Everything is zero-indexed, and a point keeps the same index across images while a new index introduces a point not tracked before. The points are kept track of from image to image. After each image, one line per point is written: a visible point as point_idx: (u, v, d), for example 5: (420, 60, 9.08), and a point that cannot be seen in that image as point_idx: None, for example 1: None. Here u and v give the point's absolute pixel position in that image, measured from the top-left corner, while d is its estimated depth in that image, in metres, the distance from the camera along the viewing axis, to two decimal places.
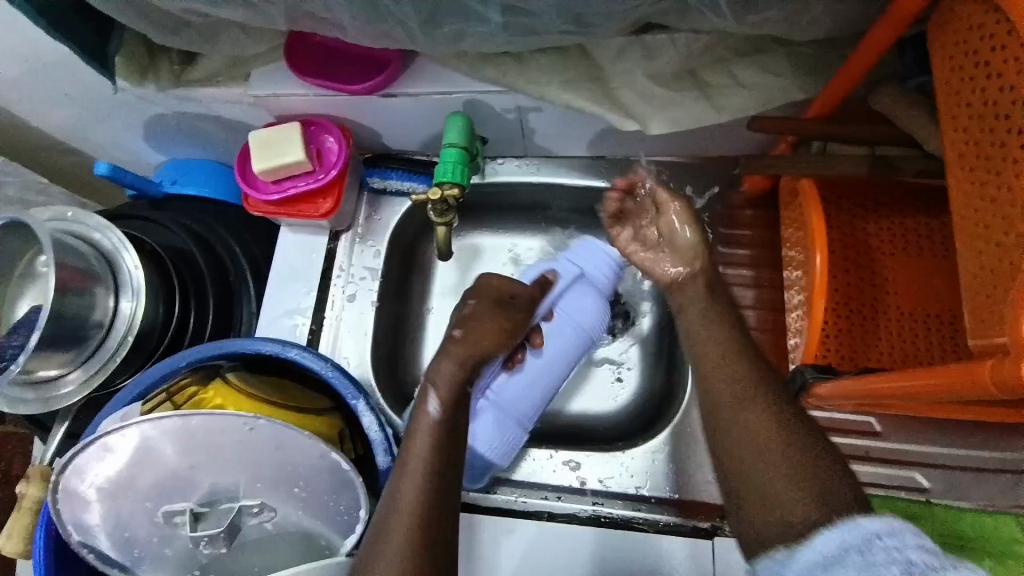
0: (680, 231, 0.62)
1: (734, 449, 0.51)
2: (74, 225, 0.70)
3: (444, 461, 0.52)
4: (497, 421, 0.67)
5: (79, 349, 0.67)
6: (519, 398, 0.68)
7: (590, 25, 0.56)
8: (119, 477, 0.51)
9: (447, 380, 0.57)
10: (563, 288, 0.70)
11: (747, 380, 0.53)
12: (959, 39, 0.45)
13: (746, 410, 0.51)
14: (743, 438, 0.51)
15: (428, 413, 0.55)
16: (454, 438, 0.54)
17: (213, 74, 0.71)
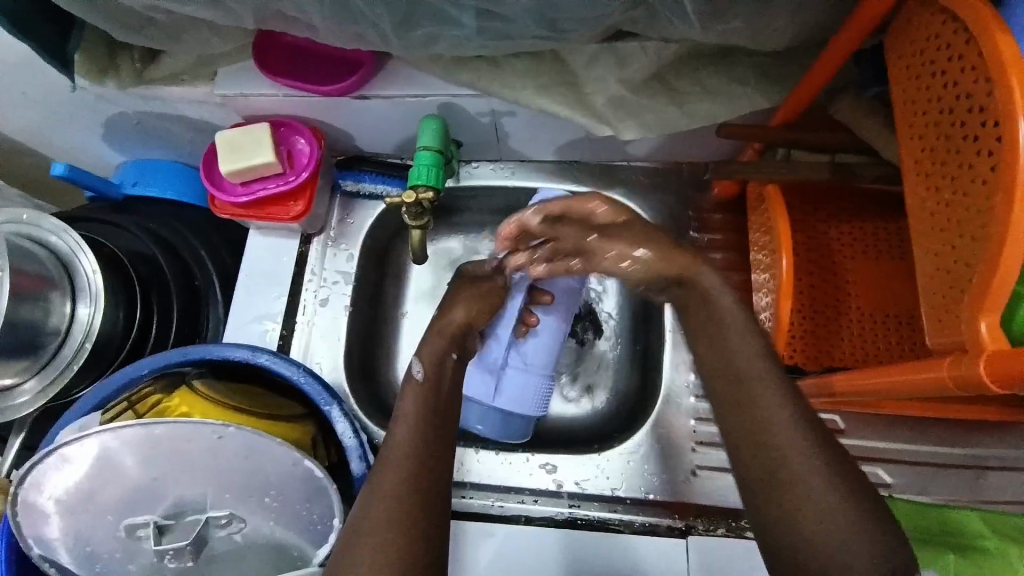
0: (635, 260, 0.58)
1: (762, 460, 0.48)
2: (29, 228, 0.67)
3: (427, 455, 0.51)
4: (524, 377, 0.66)
5: (34, 358, 0.64)
6: (539, 353, 0.67)
7: (564, 30, 0.56)
8: (80, 489, 0.49)
9: (434, 352, 0.59)
10: None
11: (761, 374, 0.51)
12: (918, 50, 0.47)
13: (763, 408, 0.49)
14: (753, 437, 0.49)
15: (413, 412, 0.54)
16: (437, 433, 0.53)
17: (177, 72, 0.69)
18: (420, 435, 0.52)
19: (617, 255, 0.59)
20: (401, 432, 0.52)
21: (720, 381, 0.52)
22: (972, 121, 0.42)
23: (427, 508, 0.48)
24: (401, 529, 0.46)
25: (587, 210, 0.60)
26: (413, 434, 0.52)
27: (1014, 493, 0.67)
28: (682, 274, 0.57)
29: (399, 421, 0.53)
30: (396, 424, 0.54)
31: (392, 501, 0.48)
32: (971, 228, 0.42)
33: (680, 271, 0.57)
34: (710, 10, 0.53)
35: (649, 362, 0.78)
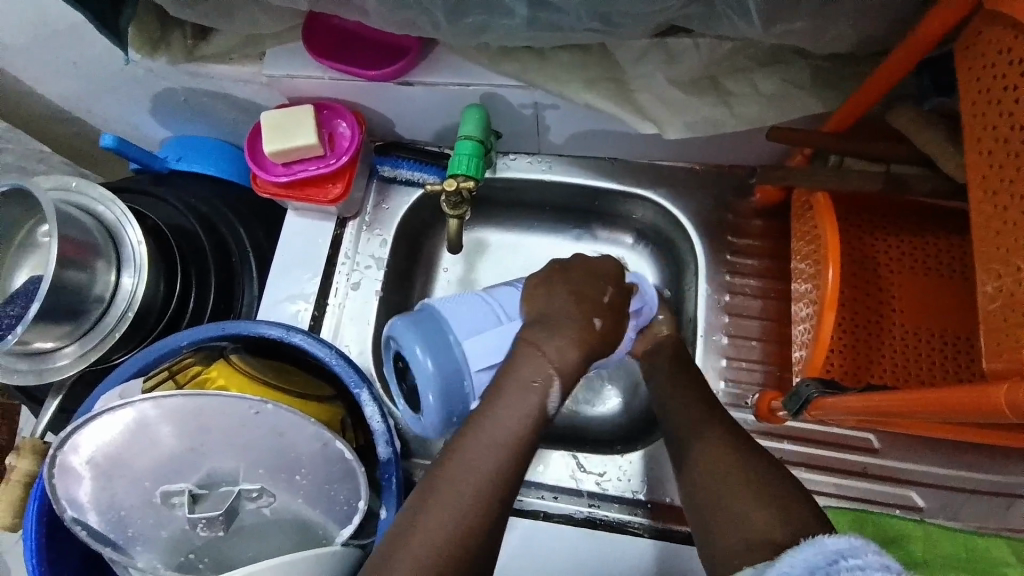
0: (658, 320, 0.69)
1: (701, 469, 0.55)
2: (79, 196, 0.69)
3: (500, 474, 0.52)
4: None
5: (76, 324, 0.66)
6: None
7: (617, 25, 0.55)
8: (117, 452, 0.50)
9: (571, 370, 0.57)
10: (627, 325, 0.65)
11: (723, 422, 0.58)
12: (987, 61, 0.45)
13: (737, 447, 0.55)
14: (707, 450, 0.56)
15: (512, 427, 0.53)
16: (522, 451, 0.53)
17: (226, 51, 0.70)
18: (512, 433, 0.53)
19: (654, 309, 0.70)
20: (494, 425, 0.53)
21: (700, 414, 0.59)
22: None
23: (485, 519, 0.50)
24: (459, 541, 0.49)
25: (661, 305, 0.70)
26: (503, 430, 0.53)
27: None
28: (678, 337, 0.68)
29: (497, 410, 0.54)
30: (491, 412, 0.54)
31: (455, 514, 0.50)
32: None
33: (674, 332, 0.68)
34: (769, 10, 0.51)
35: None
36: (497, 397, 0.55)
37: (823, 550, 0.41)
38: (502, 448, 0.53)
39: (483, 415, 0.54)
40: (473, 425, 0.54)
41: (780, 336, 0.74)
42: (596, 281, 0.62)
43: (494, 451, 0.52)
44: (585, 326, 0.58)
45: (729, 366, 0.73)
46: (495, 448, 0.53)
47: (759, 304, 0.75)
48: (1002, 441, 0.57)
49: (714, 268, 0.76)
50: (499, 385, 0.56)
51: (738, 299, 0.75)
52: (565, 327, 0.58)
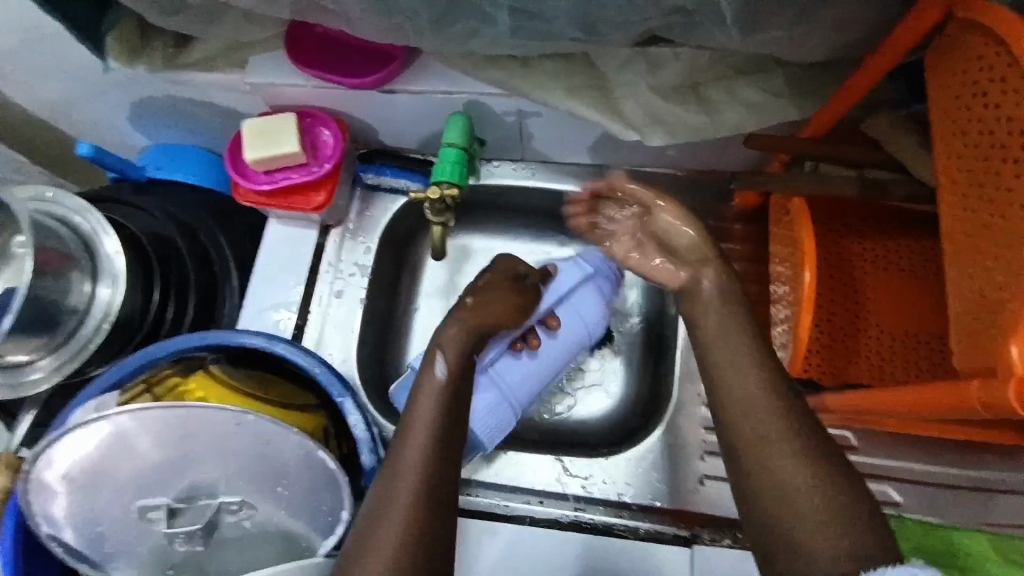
0: (677, 230, 0.58)
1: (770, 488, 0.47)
2: (53, 206, 0.67)
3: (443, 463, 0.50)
4: (494, 404, 0.66)
5: (52, 335, 0.65)
6: (521, 378, 0.68)
7: (600, 34, 0.56)
8: (90, 468, 0.49)
9: (454, 344, 0.57)
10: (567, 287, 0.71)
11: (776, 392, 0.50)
12: (958, 69, 0.46)
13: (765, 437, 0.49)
14: (776, 465, 0.48)
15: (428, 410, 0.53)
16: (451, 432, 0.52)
17: (208, 58, 0.69)
18: (433, 434, 0.51)
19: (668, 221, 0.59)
20: (414, 431, 0.52)
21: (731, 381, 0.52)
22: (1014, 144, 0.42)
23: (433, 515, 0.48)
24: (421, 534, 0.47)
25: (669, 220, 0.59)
26: (426, 433, 0.51)
27: None
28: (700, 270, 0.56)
29: (417, 415, 0.53)
30: (412, 419, 0.53)
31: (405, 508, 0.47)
32: (1009, 251, 0.42)
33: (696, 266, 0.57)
34: (747, 20, 0.52)
35: (661, 369, 0.78)
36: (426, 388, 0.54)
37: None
38: (431, 451, 0.50)
39: (404, 424, 0.53)
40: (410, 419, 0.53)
41: None
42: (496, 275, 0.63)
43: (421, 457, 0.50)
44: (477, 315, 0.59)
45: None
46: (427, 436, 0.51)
47: None
48: (974, 436, 0.58)
49: None
50: (417, 391, 0.55)
51: None
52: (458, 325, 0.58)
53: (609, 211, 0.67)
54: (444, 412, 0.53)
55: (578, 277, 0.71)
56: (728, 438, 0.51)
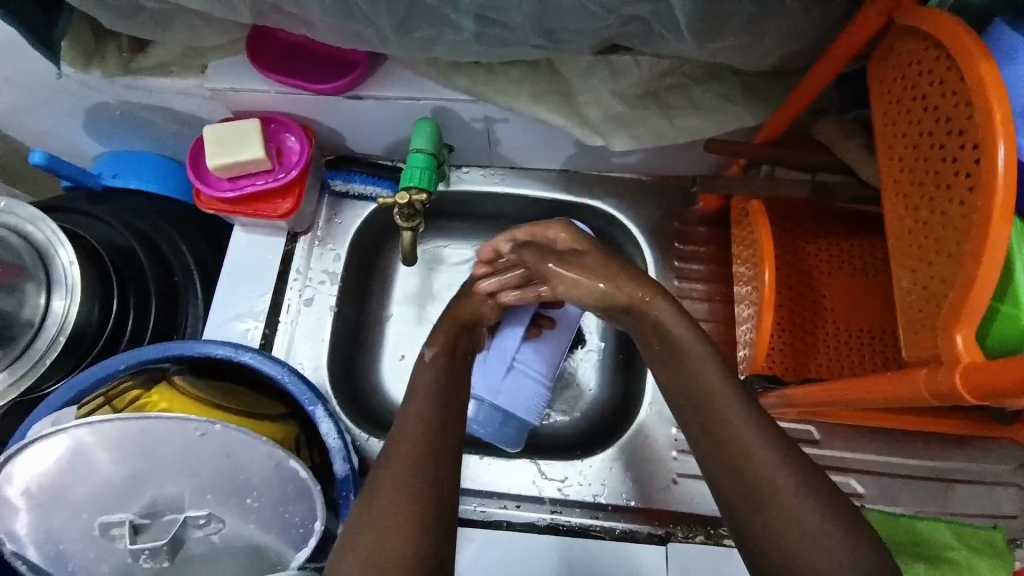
0: (587, 292, 0.66)
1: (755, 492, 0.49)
2: (5, 215, 0.65)
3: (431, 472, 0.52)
4: (518, 384, 0.70)
5: (7, 350, 0.63)
6: (534, 356, 0.72)
7: (562, 41, 0.57)
8: (50, 484, 0.47)
9: (447, 337, 0.65)
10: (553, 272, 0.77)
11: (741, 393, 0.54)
12: (901, 75, 0.49)
13: (738, 432, 0.52)
14: (757, 466, 0.50)
15: (419, 410, 0.57)
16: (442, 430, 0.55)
17: (166, 63, 0.68)
18: (420, 439, 0.54)
19: (575, 285, 0.67)
20: (399, 443, 0.54)
21: (692, 388, 0.56)
22: (952, 144, 0.44)
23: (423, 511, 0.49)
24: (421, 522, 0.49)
25: (577, 283, 0.67)
26: (411, 444, 0.53)
27: (973, 505, 0.70)
28: (634, 305, 0.63)
29: (404, 427, 0.55)
30: (399, 431, 0.55)
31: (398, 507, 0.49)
32: (949, 245, 0.44)
33: (630, 301, 0.63)
34: (703, 29, 0.54)
35: (632, 369, 0.79)
36: (423, 378, 0.61)
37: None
38: (416, 460, 0.52)
39: (391, 438, 0.55)
40: (408, 410, 0.57)
41: (725, 337, 0.77)
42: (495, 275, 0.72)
43: (409, 464, 0.52)
44: (466, 310, 0.68)
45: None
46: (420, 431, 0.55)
47: (707, 307, 0.79)
48: (926, 425, 0.62)
49: (663, 273, 0.80)
50: (412, 392, 0.59)
51: (687, 302, 0.79)
52: (447, 329, 0.66)
53: (506, 273, 0.70)
54: (428, 422, 0.56)
55: None
56: (703, 445, 0.54)
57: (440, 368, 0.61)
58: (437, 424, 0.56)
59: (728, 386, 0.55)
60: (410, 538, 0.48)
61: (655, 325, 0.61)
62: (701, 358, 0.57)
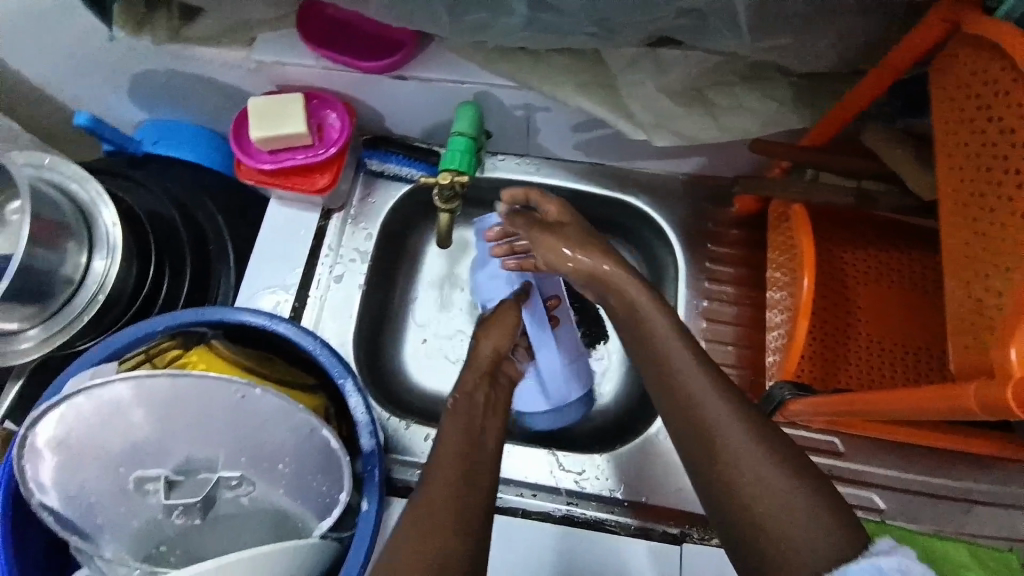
0: (565, 261, 0.63)
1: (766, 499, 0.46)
2: (50, 172, 0.66)
3: (469, 468, 0.54)
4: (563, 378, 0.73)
5: (45, 304, 0.64)
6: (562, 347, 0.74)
7: (614, 31, 0.57)
8: (89, 434, 0.48)
9: (488, 356, 0.66)
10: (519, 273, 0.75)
11: (729, 396, 0.51)
12: (963, 84, 0.48)
13: (719, 425, 0.49)
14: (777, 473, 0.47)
15: (466, 409, 0.59)
16: (480, 428, 0.58)
17: (214, 34, 0.69)
18: (464, 439, 0.56)
19: (557, 252, 0.64)
20: (444, 442, 0.56)
21: (662, 378, 0.54)
22: (1016, 156, 0.44)
23: (465, 505, 0.51)
24: (459, 514, 0.50)
25: (557, 254, 0.64)
26: (452, 446, 0.55)
27: (999, 528, 0.68)
28: (597, 274, 0.62)
29: (448, 427, 0.58)
30: (444, 430, 0.57)
31: (442, 500, 0.50)
32: (1009, 258, 0.43)
33: (592, 272, 0.62)
34: (760, 26, 0.54)
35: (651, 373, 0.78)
36: (466, 385, 0.62)
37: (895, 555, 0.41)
38: (459, 460, 0.54)
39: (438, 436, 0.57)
40: (452, 413, 0.59)
41: (752, 341, 0.76)
42: (501, 308, 0.70)
43: (448, 469, 0.53)
44: (488, 358, 0.66)
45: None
46: (465, 433, 0.57)
47: (735, 310, 0.78)
48: (954, 442, 0.61)
49: (692, 273, 0.79)
50: (457, 393, 0.62)
51: (715, 305, 0.78)
52: (471, 381, 0.63)
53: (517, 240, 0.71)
54: (472, 424, 0.58)
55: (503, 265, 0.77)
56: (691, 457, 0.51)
57: (479, 390, 0.62)
58: (478, 426, 0.58)
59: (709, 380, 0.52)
60: (443, 535, 0.48)
61: (610, 284, 0.61)
62: (673, 343, 0.55)
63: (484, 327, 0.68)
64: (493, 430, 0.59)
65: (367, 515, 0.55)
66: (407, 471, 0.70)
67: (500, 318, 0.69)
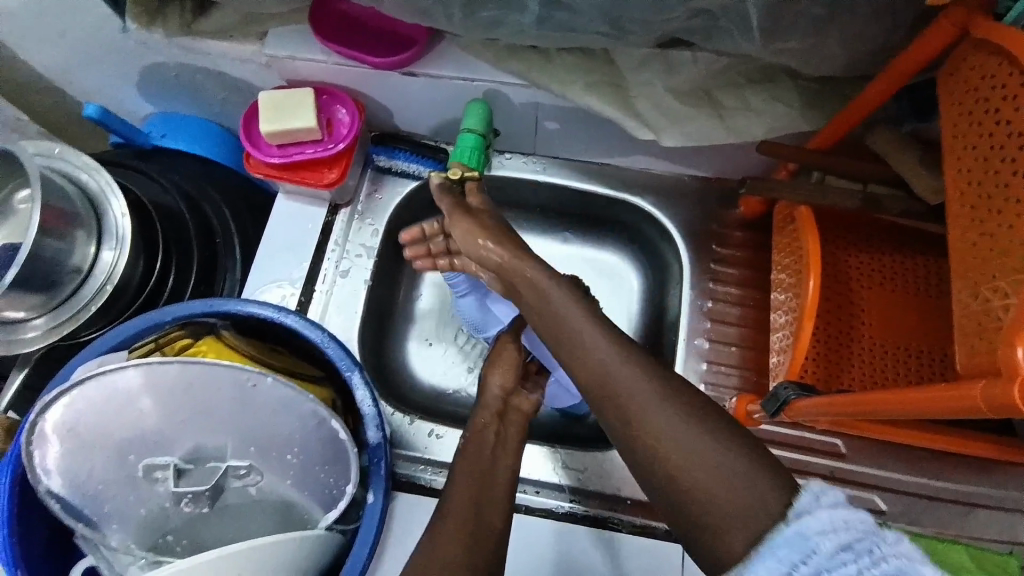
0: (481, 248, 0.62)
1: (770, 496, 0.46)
2: (60, 163, 0.67)
3: (486, 496, 0.56)
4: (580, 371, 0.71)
5: (51, 294, 0.64)
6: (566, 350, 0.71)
7: (626, 31, 0.58)
8: (99, 420, 0.48)
9: (497, 393, 0.64)
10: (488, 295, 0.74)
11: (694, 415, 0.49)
12: (970, 88, 0.49)
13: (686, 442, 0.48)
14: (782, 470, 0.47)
15: (487, 438, 0.60)
16: (498, 452, 0.60)
17: (225, 27, 0.69)
18: (485, 466, 0.58)
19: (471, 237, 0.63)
20: (462, 470, 0.58)
21: (599, 387, 0.52)
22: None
23: (482, 525, 0.54)
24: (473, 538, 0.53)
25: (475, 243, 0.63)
26: (469, 477, 0.57)
27: (999, 532, 0.69)
28: (506, 264, 0.61)
29: (467, 456, 0.59)
30: (462, 458, 0.59)
31: (461, 521, 0.53)
32: (1018, 259, 0.44)
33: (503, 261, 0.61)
34: (770, 28, 0.54)
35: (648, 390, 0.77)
36: (480, 417, 0.62)
37: (816, 510, 0.42)
38: (477, 487, 0.56)
39: (458, 459, 0.59)
40: (468, 446, 0.60)
41: (755, 343, 0.77)
42: (498, 345, 0.68)
43: (465, 492, 0.56)
44: (497, 398, 0.64)
45: (709, 369, 0.75)
46: (483, 464, 0.58)
47: (738, 311, 0.78)
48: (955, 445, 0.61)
49: (697, 274, 0.79)
50: (475, 419, 0.62)
51: (719, 306, 0.78)
52: (480, 421, 0.62)
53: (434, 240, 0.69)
54: (494, 452, 0.60)
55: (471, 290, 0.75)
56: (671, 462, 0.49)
57: (494, 418, 0.62)
58: (498, 450, 0.60)
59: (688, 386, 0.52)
60: (460, 543, 0.52)
61: (531, 285, 0.59)
62: (604, 352, 0.53)
63: (491, 368, 0.66)
64: (506, 459, 0.60)
65: (373, 507, 0.55)
66: (411, 466, 0.70)
67: (501, 354, 0.67)
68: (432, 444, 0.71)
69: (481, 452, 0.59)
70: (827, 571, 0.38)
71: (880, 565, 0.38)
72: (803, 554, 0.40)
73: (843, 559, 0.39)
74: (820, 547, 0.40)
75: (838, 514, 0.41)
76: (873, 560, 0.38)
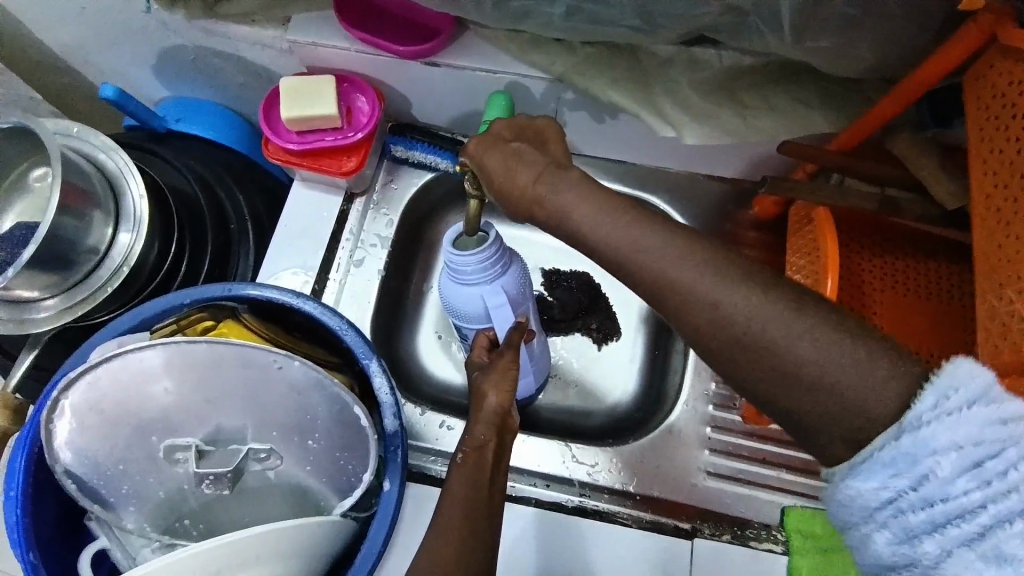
0: (512, 168, 0.50)
1: None
2: (80, 143, 0.67)
3: (476, 514, 0.50)
4: (537, 375, 0.72)
5: (66, 274, 0.63)
6: (532, 362, 0.70)
7: (654, 26, 0.58)
8: (121, 399, 0.48)
9: (489, 416, 0.56)
10: (504, 305, 0.61)
11: None
12: (996, 92, 0.49)
13: None
14: None
15: (481, 439, 0.55)
16: (489, 465, 0.53)
17: (248, 11, 0.69)
18: (479, 484, 0.52)
19: (501, 161, 0.51)
20: (451, 488, 0.51)
21: None
22: None
23: (473, 538, 0.48)
24: (466, 545, 0.48)
25: (507, 167, 0.50)
26: (458, 493, 0.51)
27: None
28: (535, 184, 0.49)
29: (460, 470, 0.53)
30: (455, 472, 0.53)
31: (455, 533, 0.48)
32: None
33: (528, 185, 0.49)
34: (798, 27, 0.54)
35: (662, 381, 0.78)
36: (476, 425, 0.55)
37: (939, 427, 0.38)
38: (463, 503, 0.50)
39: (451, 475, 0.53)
40: (470, 452, 0.54)
41: None
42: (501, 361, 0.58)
43: (461, 493, 0.51)
44: (494, 413, 0.56)
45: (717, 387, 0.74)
46: (476, 480, 0.52)
47: None
48: None
49: None
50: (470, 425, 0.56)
51: None
52: (478, 433, 0.55)
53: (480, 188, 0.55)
54: (488, 462, 0.53)
55: (484, 301, 0.61)
56: None
57: (492, 420, 0.56)
58: (498, 455, 0.55)
59: (805, 335, 0.41)
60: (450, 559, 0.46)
61: (575, 218, 0.46)
62: (697, 301, 0.42)
63: (484, 380, 0.57)
64: (500, 478, 0.54)
65: (388, 495, 0.55)
66: (422, 458, 0.69)
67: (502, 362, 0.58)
68: (443, 435, 0.71)
69: (481, 466, 0.53)
70: (942, 502, 0.38)
71: (1009, 495, 0.37)
72: (918, 480, 0.38)
73: (965, 487, 0.38)
74: (937, 473, 0.38)
75: (962, 428, 0.38)
76: (1000, 489, 0.37)
